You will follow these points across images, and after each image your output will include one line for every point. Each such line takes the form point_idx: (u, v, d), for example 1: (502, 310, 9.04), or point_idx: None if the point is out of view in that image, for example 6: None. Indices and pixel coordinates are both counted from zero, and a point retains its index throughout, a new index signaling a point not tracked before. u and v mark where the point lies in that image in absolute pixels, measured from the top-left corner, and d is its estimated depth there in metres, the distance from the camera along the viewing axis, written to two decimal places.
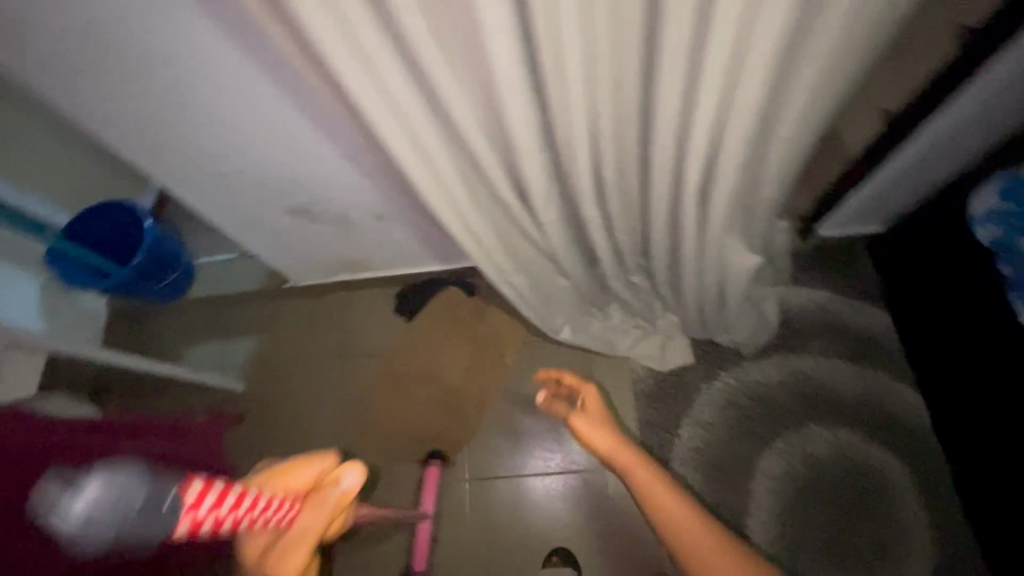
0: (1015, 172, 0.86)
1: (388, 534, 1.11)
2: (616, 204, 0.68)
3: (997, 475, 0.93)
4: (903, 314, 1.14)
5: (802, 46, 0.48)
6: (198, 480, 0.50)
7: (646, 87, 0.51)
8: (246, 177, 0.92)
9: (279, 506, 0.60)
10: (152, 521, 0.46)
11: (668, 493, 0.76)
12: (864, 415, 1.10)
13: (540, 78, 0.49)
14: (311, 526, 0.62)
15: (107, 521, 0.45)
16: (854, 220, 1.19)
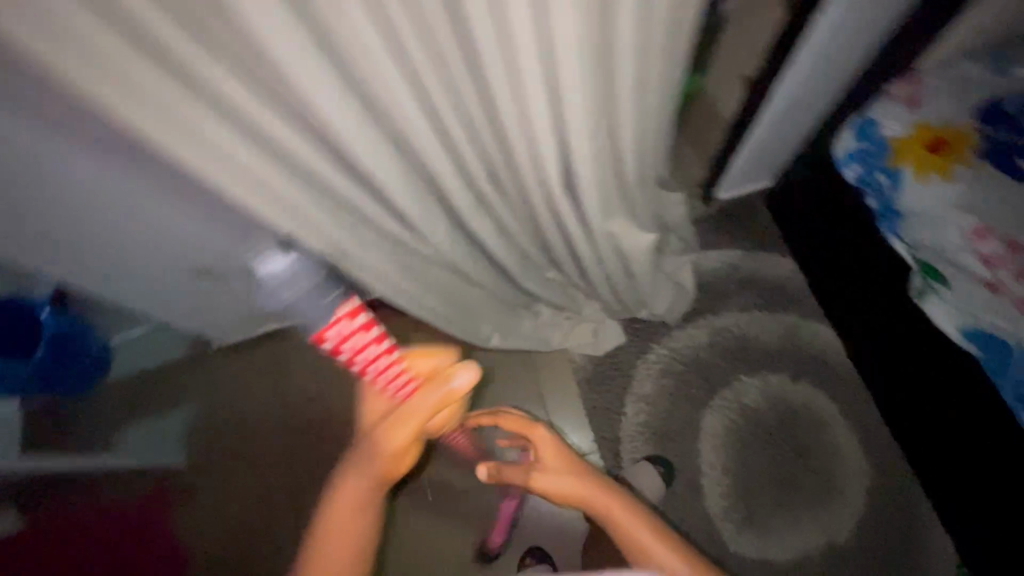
0: (862, 114, 0.96)
1: (430, 538, 1.10)
2: (494, 210, 0.70)
3: (905, 388, 1.02)
4: (805, 257, 1.22)
5: (610, 41, 0.52)
6: (360, 305, 0.45)
7: (484, 101, 0.54)
8: (132, 259, 0.87)
9: (404, 381, 0.55)
10: (307, 299, 0.44)
11: (650, 534, 0.76)
12: (786, 357, 1.18)
13: (380, 114, 0.51)
14: (418, 410, 0.57)
15: (291, 283, 0.46)
16: (745, 180, 1.26)
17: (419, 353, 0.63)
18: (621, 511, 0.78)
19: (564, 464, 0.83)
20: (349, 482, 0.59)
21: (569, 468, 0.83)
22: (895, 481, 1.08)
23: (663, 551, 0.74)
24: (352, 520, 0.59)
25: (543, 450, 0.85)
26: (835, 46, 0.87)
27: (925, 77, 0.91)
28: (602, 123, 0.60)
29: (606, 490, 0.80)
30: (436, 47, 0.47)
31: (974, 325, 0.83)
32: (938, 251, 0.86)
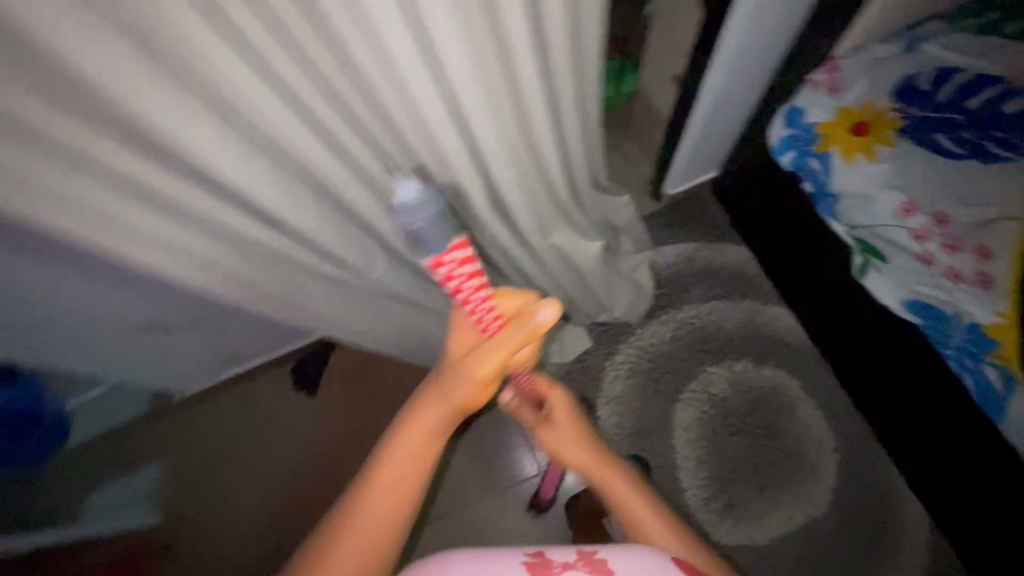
0: (790, 102, 0.97)
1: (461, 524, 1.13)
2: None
3: (862, 362, 1.05)
4: (755, 242, 1.24)
5: (508, 68, 0.53)
6: (468, 240, 0.46)
7: (394, 140, 0.54)
8: (75, 358, 0.81)
9: (495, 314, 0.55)
10: (434, 232, 0.44)
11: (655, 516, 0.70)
12: (748, 343, 1.20)
13: (287, 166, 0.50)
14: (504, 346, 0.58)
15: (424, 215, 0.44)
16: (691, 174, 1.28)
17: (507, 291, 0.62)
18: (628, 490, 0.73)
19: (575, 429, 0.77)
20: (429, 396, 0.62)
21: (578, 433, 0.76)
22: (863, 451, 1.11)
23: (664, 536, 0.69)
24: (422, 433, 0.61)
25: (559, 408, 0.77)
26: (750, 43, 0.89)
27: (844, 63, 0.93)
28: (517, 142, 0.61)
29: (614, 464, 0.75)
30: (331, 96, 0.47)
31: (914, 297, 0.86)
32: (870, 228, 0.89)
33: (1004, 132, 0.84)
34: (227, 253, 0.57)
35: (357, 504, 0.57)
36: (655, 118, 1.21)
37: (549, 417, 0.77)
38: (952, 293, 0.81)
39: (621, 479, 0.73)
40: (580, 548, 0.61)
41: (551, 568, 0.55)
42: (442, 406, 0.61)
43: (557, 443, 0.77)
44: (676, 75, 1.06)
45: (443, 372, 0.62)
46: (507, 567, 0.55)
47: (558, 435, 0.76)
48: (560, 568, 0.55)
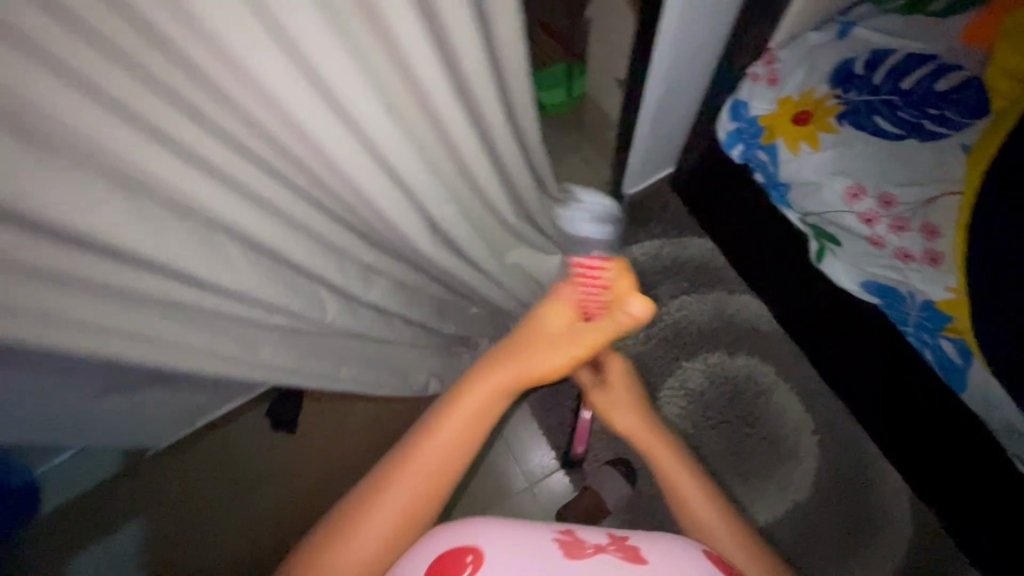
0: (734, 96, 0.98)
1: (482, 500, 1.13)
2: (379, 273, 0.69)
3: (829, 341, 1.07)
4: (717, 234, 1.25)
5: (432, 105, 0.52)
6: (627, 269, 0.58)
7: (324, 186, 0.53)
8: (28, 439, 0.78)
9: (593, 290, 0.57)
10: (599, 235, 0.72)
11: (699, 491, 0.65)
12: (720, 334, 1.21)
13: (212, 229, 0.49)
14: (588, 334, 0.57)
15: (607, 224, 0.73)
16: (647, 172, 1.29)
17: (597, 261, 0.56)
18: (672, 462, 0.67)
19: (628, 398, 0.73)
20: (493, 366, 0.56)
21: (630, 403, 0.72)
22: (840, 429, 1.12)
23: (712, 519, 0.63)
24: (474, 408, 0.55)
25: (618, 370, 0.74)
26: (686, 43, 0.90)
27: (780, 53, 0.95)
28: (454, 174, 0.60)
29: (665, 443, 0.69)
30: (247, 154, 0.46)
31: (870, 278, 0.87)
32: (822, 216, 0.90)
33: (943, 106, 0.86)
34: (162, 315, 0.55)
35: (399, 464, 0.54)
36: (605, 122, 1.22)
37: (606, 379, 0.74)
38: (906, 273, 0.82)
39: (672, 460, 0.67)
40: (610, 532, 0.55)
41: (584, 549, 0.50)
42: (503, 378, 0.56)
43: (607, 407, 0.73)
44: (619, 79, 1.06)
45: (514, 341, 0.57)
46: (537, 543, 0.49)
47: (609, 400, 0.73)
48: (593, 549, 0.50)
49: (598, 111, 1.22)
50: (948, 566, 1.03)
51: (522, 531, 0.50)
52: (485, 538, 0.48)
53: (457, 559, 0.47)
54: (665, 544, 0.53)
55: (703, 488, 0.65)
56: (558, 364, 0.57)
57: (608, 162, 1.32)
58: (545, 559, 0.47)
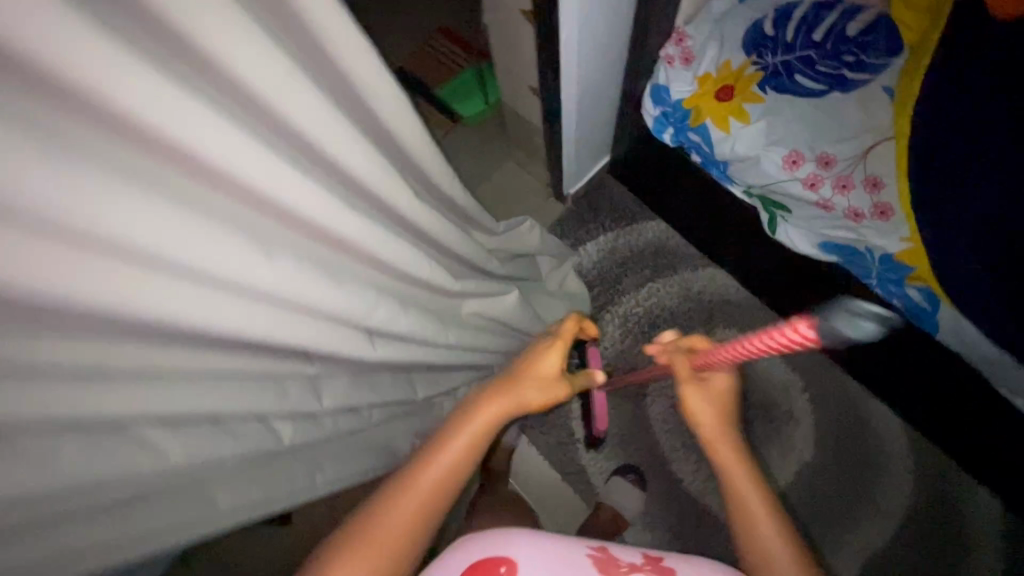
0: (653, 82, 0.94)
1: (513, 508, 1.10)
2: (320, 376, 0.64)
3: (796, 300, 1.06)
4: (667, 213, 1.23)
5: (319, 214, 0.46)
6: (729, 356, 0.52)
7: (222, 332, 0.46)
8: None
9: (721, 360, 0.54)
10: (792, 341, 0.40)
11: (777, 530, 0.55)
12: (693, 314, 1.20)
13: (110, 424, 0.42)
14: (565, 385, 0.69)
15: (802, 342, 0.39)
16: (584, 169, 1.25)
17: (567, 317, 0.74)
18: (750, 489, 0.58)
19: (720, 417, 0.61)
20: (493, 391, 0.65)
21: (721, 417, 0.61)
22: (826, 380, 1.13)
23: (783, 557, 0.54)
24: (479, 429, 0.62)
25: (724, 371, 0.61)
26: (592, 41, 0.85)
27: (689, 30, 0.92)
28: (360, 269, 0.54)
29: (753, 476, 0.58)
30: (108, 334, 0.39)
31: (825, 239, 0.86)
32: (767, 187, 0.88)
33: (857, 51, 0.84)
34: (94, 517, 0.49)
35: (416, 475, 0.58)
36: (529, 127, 1.16)
37: (707, 379, 0.62)
38: (861, 231, 0.81)
39: (757, 500, 0.57)
40: (648, 550, 0.63)
41: (618, 567, 0.59)
42: (501, 403, 0.64)
43: (693, 403, 0.62)
44: (534, 87, 1.00)
45: (510, 375, 0.67)
46: (576, 559, 0.58)
47: (699, 408, 0.61)
48: (627, 568, 0.59)
49: (520, 116, 1.16)
50: (962, 496, 1.05)
51: (562, 544, 0.60)
52: (521, 551, 0.57)
53: (493, 567, 0.56)
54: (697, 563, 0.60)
55: (785, 531, 0.55)
56: (540, 400, 0.66)
57: (542, 164, 1.27)
58: (581, 572, 0.56)
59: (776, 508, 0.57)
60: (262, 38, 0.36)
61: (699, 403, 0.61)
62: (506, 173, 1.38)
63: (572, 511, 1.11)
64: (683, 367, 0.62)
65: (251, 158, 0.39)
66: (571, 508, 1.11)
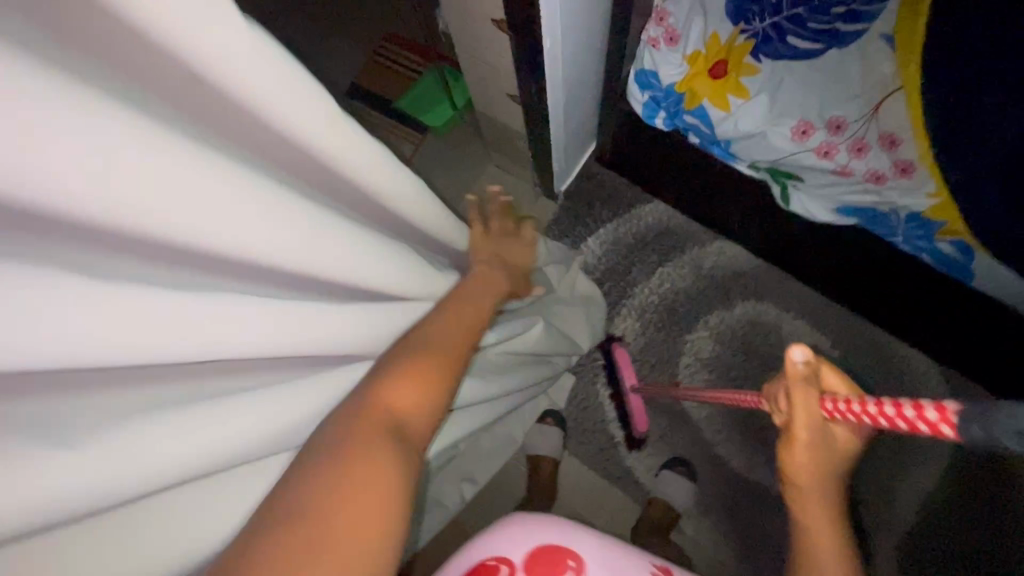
0: (638, 66, 0.89)
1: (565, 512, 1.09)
2: None
3: (815, 262, 1.04)
4: (665, 194, 1.18)
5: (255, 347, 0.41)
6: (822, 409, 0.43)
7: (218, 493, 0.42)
8: None
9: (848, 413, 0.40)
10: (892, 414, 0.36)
11: None
12: (709, 291, 1.17)
13: None
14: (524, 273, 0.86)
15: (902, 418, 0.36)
16: (572, 162, 1.19)
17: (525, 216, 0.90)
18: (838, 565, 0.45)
19: (824, 479, 0.46)
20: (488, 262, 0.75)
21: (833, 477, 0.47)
22: (853, 334, 1.12)
23: None
24: (493, 285, 0.70)
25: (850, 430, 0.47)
26: (571, 42, 0.78)
27: (669, 5, 0.83)
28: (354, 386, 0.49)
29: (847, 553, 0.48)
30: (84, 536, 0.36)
31: (845, 203, 0.83)
32: (776, 161, 0.84)
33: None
34: None
35: (451, 308, 0.61)
36: (510, 133, 1.10)
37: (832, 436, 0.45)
38: (884, 193, 0.78)
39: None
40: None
41: None
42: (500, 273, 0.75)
43: (806, 462, 0.45)
44: (512, 94, 0.93)
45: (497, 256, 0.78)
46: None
47: (808, 474, 0.46)
48: None
49: (498, 123, 1.09)
50: None
51: (626, 559, 0.59)
52: (587, 547, 0.58)
53: (562, 560, 0.57)
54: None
55: None
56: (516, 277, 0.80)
57: (527, 166, 1.21)
58: None
59: None
60: (202, 167, 0.33)
61: (814, 465, 0.45)
62: (489, 180, 1.32)
63: (625, 513, 1.09)
64: (817, 417, 0.43)
65: (205, 293, 0.37)
66: (625, 511, 1.09)
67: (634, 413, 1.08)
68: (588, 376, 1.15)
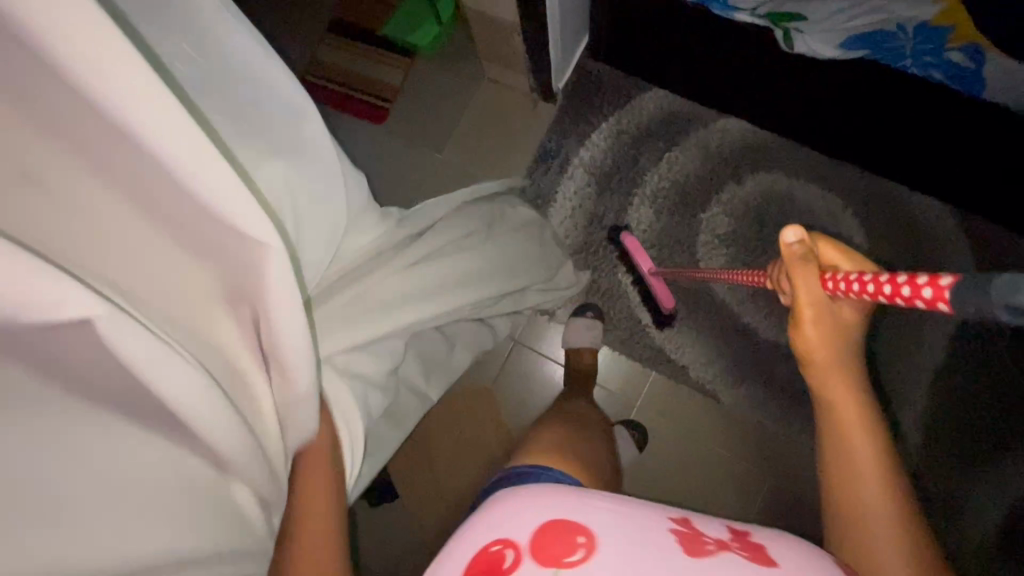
0: None
1: (606, 394, 1.13)
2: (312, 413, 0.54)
3: (824, 110, 1.04)
4: (664, 76, 1.18)
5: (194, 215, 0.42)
6: (822, 283, 0.47)
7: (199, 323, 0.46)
8: None
9: (843, 286, 0.45)
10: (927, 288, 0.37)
11: (886, 482, 0.49)
12: (718, 169, 1.17)
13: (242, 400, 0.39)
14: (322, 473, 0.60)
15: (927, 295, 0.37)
16: (565, 58, 1.18)
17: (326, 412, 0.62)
18: (853, 416, 0.51)
19: (839, 358, 0.51)
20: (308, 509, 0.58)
21: (841, 364, 0.52)
22: (866, 189, 1.13)
23: (884, 499, 0.49)
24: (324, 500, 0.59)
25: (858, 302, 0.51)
26: None
27: None
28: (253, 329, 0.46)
29: (873, 437, 0.51)
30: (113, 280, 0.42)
31: (849, 33, 0.88)
32: None
33: None
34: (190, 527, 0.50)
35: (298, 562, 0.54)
36: (500, 28, 1.08)
37: (838, 304, 0.50)
38: (888, 8, 0.85)
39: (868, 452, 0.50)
40: (727, 522, 0.44)
41: (704, 545, 0.39)
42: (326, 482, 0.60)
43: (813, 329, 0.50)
44: None
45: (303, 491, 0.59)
46: (654, 544, 0.39)
47: (820, 340, 0.50)
48: (715, 546, 0.39)
49: (491, 19, 1.05)
50: None
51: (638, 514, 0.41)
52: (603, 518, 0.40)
53: (568, 534, 0.40)
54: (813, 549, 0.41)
55: (893, 494, 0.49)
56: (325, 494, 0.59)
57: (522, 70, 1.20)
58: (666, 559, 0.38)
59: (891, 457, 0.51)
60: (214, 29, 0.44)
61: (824, 333, 0.50)
62: (483, 93, 1.30)
63: (662, 389, 1.12)
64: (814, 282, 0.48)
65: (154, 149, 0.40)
66: (660, 386, 1.12)
67: (657, 293, 1.09)
68: (609, 267, 1.16)
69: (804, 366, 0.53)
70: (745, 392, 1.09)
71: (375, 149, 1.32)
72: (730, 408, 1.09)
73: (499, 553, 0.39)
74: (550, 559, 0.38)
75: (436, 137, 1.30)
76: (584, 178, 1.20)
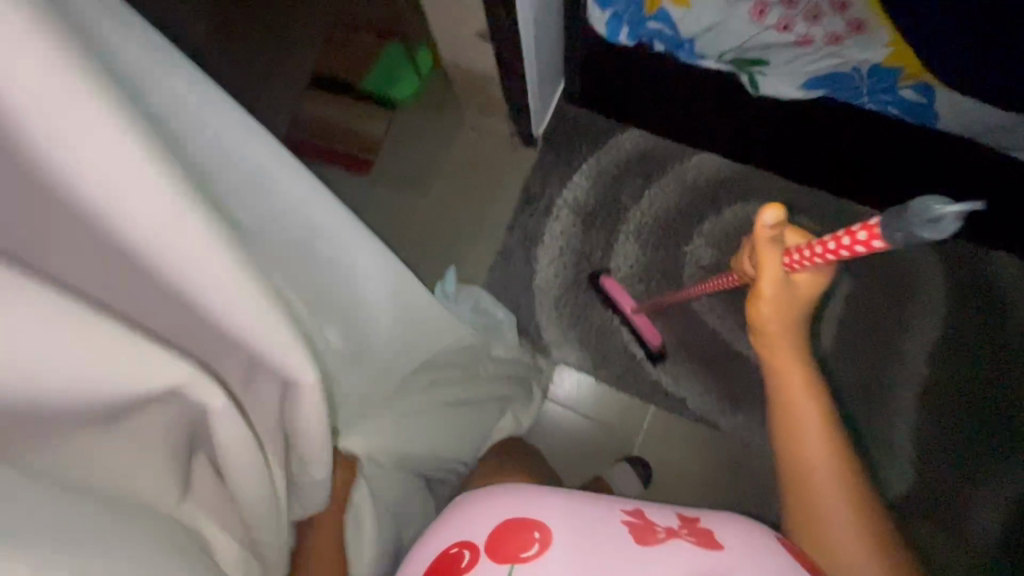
0: None
1: (606, 429, 1.13)
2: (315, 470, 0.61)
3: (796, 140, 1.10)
4: (639, 117, 1.23)
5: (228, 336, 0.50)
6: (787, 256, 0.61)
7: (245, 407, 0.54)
8: None
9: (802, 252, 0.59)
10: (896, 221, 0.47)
11: (819, 428, 0.63)
12: (694, 203, 1.21)
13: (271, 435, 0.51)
14: None
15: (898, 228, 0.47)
16: (544, 104, 1.23)
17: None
18: (795, 377, 0.66)
19: (787, 324, 0.66)
20: None
21: (788, 338, 0.67)
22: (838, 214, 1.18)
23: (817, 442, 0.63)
24: None
25: (809, 275, 0.64)
26: None
27: None
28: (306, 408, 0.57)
29: (814, 399, 0.65)
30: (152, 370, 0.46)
31: (810, 76, 0.96)
32: (741, 45, 0.97)
33: None
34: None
35: None
36: (482, 81, 1.12)
37: (789, 283, 0.64)
38: (844, 52, 0.92)
39: (816, 426, 0.63)
40: (678, 508, 0.52)
41: (655, 534, 0.47)
42: None
43: (768, 300, 0.64)
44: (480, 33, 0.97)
45: None
46: (607, 530, 0.47)
47: (771, 310, 0.65)
48: (665, 533, 0.47)
49: (473, 72, 1.09)
50: (992, 270, 1.13)
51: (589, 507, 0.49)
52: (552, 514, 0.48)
53: (523, 532, 0.47)
54: (757, 535, 0.48)
55: (829, 442, 0.63)
56: None
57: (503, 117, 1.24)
58: (615, 543, 0.46)
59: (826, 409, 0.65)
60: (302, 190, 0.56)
61: (773, 306, 0.65)
62: (464, 140, 1.34)
63: (660, 420, 1.13)
64: (774, 264, 0.62)
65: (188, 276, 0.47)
66: (659, 417, 1.13)
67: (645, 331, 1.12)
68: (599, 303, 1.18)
69: (756, 334, 0.69)
70: (742, 418, 1.11)
71: (360, 199, 1.33)
72: (728, 434, 1.11)
73: (456, 555, 0.48)
74: (501, 555, 0.46)
75: (421, 183, 1.33)
76: (570, 219, 1.24)
